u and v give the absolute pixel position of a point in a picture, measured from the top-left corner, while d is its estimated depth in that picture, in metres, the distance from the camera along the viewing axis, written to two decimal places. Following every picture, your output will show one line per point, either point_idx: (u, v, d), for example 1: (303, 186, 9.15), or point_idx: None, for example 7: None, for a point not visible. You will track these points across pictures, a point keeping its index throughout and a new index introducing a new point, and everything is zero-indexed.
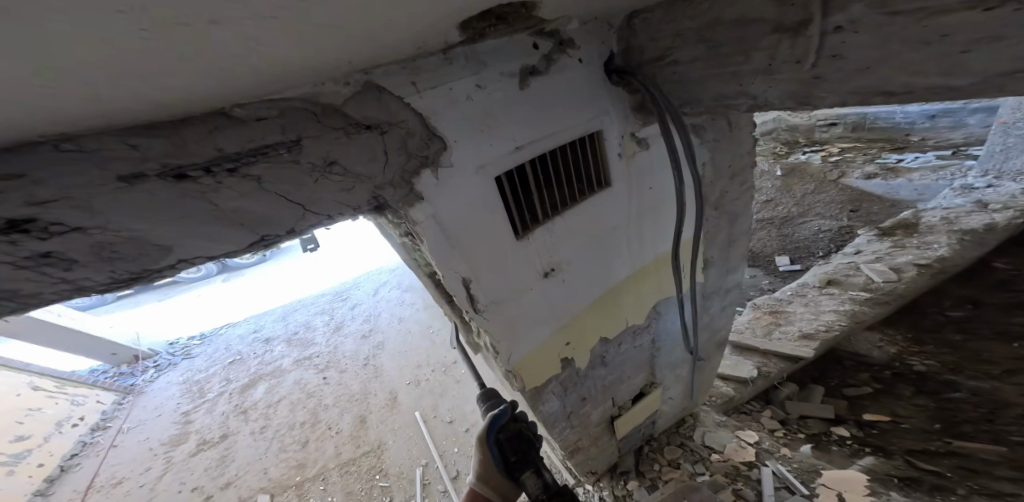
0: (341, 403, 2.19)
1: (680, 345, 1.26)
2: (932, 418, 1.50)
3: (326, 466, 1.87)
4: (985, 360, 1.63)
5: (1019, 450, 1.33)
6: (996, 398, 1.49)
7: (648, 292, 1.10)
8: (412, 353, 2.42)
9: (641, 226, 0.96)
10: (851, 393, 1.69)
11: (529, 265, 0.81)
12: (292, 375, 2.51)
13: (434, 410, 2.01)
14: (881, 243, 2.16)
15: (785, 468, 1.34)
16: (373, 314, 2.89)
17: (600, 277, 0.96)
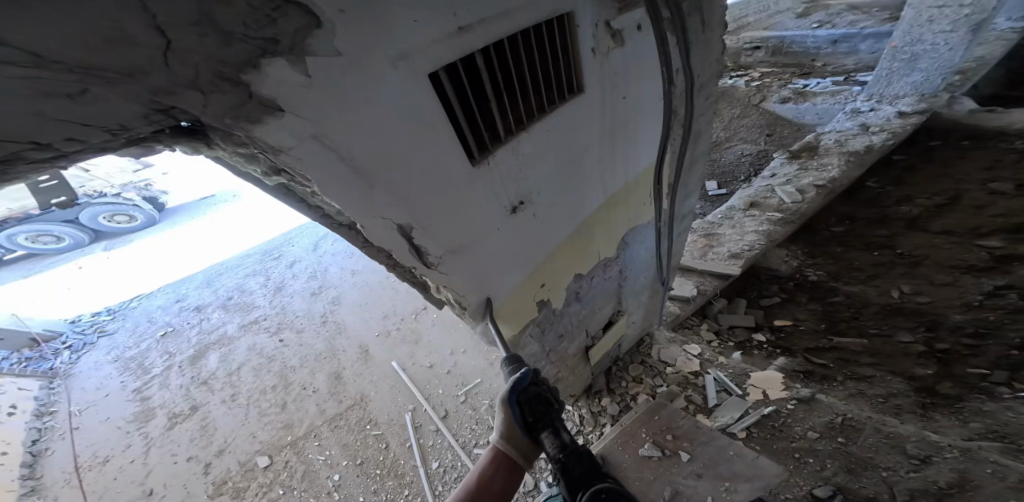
0: (308, 363, 2.24)
1: (645, 271, 1.49)
2: (821, 319, 1.98)
3: (315, 424, 1.94)
4: (855, 268, 2.15)
5: (874, 340, 1.83)
6: (861, 299, 2.00)
7: (612, 230, 1.23)
8: (380, 305, 2.52)
9: (583, 159, 0.98)
10: (766, 302, 2.13)
11: (474, 207, 0.80)
12: (255, 342, 2.44)
13: (412, 358, 2.16)
14: (790, 167, 2.55)
15: (722, 374, 1.77)
16: (317, 270, 2.93)
17: (551, 214, 0.99)
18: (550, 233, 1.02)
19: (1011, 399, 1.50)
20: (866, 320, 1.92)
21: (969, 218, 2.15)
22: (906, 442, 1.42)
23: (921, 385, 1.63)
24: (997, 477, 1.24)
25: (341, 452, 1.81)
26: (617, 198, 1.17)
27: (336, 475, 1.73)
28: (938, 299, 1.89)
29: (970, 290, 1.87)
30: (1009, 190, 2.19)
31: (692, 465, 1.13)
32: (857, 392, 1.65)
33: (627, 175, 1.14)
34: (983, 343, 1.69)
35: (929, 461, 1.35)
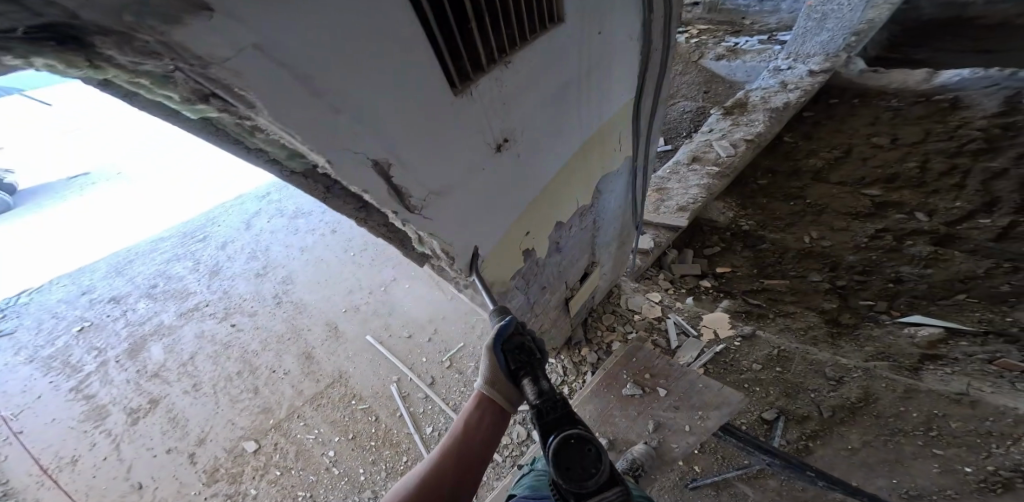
0: (272, 346, 2.19)
1: (614, 220, 1.55)
2: (754, 264, 2.21)
3: (294, 405, 1.94)
4: (777, 217, 2.39)
5: (795, 280, 2.08)
6: (784, 245, 2.25)
7: (588, 175, 1.23)
8: (334, 282, 2.47)
9: (558, 96, 0.92)
10: (709, 252, 2.32)
11: (453, 142, 0.73)
12: (212, 329, 2.32)
13: (386, 331, 2.18)
14: (724, 122, 2.72)
15: (682, 317, 1.93)
16: (257, 248, 2.77)
17: (529, 155, 0.95)
18: (528, 176, 0.98)
19: (891, 323, 1.81)
20: (784, 264, 2.16)
21: (858, 169, 2.48)
22: (824, 366, 1.66)
23: (830, 317, 1.90)
24: (889, 389, 1.53)
25: (331, 428, 1.84)
26: (590, 139, 1.15)
27: (331, 451, 1.77)
28: (839, 241, 2.18)
29: (860, 232, 2.18)
30: (888, 143, 2.55)
31: (670, 399, 1.23)
32: (786, 326, 1.88)
33: (601, 115, 1.12)
34: (870, 277, 2.00)
35: (842, 381, 1.60)
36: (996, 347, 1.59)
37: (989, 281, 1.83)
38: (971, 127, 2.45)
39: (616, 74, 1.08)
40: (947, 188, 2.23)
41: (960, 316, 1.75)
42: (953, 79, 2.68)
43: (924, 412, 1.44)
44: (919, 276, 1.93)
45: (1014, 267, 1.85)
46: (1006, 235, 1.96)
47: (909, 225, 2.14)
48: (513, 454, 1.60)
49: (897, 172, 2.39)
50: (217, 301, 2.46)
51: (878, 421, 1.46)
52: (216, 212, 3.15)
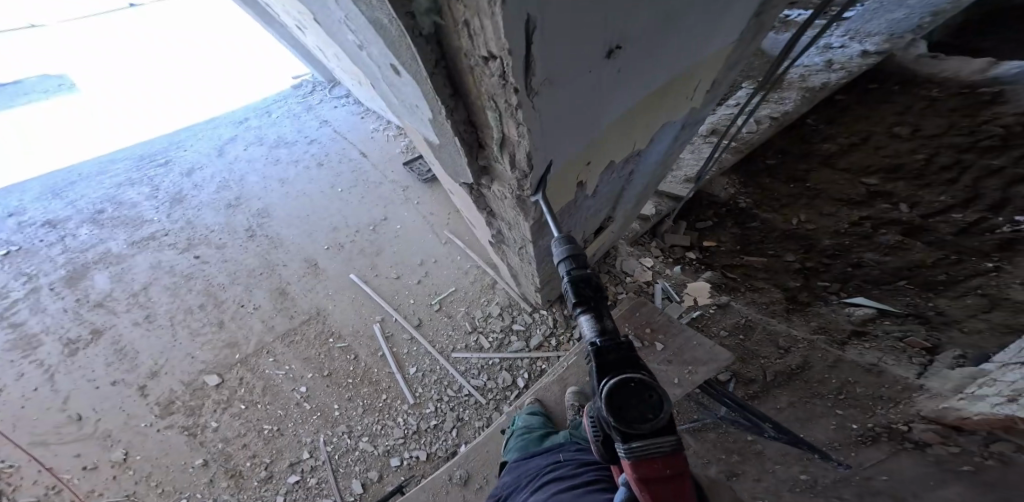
0: (240, 280, 2.26)
1: (650, 165, 1.55)
2: (737, 242, 2.33)
3: (264, 341, 2.00)
4: (773, 199, 2.46)
5: (770, 261, 2.20)
6: (770, 227, 2.34)
7: (656, 115, 1.21)
8: (313, 221, 2.52)
9: (689, 17, 0.85)
10: (700, 226, 2.46)
11: (591, 33, 0.68)
12: (176, 260, 2.41)
13: (372, 270, 2.21)
14: (751, 98, 2.74)
15: (669, 284, 2.08)
16: (229, 180, 2.86)
17: (631, 73, 0.90)
18: (620, 95, 0.94)
19: (838, 302, 1.95)
20: (766, 243, 2.28)
21: (866, 157, 2.36)
22: (778, 336, 1.78)
23: (792, 294, 2.03)
24: (822, 358, 1.64)
25: (304, 366, 1.89)
26: (679, 79, 1.09)
27: (303, 387, 1.82)
28: (822, 226, 2.25)
29: (840, 218, 2.24)
30: (907, 134, 2.29)
31: (665, 353, 1.42)
32: (755, 299, 2.00)
33: (698, 57, 1.06)
34: (835, 262, 2.10)
35: (789, 350, 1.72)
36: (911, 328, 1.75)
37: (929, 270, 1.92)
38: (998, 119, 2.05)
39: (737, 16, 0.99)
40: (939, 183, 2.09)
41: (894, 300, 1.89)
42: (1012, 69, 2.24)
43: (841, 380, 1.54)
44: (877, 264, 2.03)
45: (958, 259, 1.88)
46: (967, 231, 1.92)
47: (889, 216, 2.15)
48: (497, 399, 1.69)
49: (899, 162, 2.25)
50: (179, 232, 2.55)
51: (807, 385, 1.56)
52: (174, 137, 3.27)
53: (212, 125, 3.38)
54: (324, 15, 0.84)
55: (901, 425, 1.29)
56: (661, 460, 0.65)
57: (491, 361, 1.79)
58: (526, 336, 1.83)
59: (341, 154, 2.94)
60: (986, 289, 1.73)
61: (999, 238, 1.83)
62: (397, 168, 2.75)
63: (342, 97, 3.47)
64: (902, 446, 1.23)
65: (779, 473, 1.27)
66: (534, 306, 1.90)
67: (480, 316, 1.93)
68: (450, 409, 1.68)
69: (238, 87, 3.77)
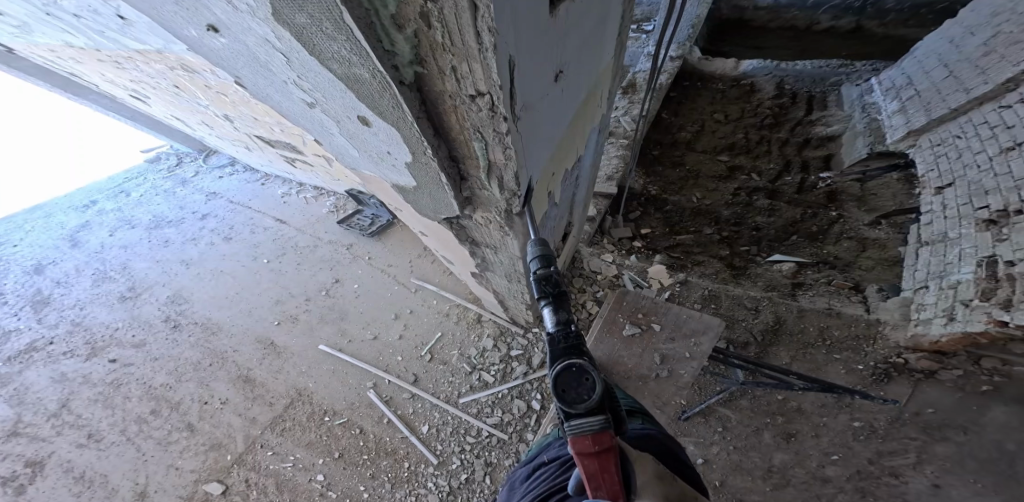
0: (188, 374, 1.98)
1: (586, 173, 1.64)
2: (666, 225, 2.36)
3: (252, 436, 1.73)
4: (670, 184, 2.59)
5: (696, 235, 2.27)
6: (686, 207, 2.43)
7: (586, 126, 1.32)
8: (239, 297, 2.27)
9: (591, 40, 1.00)
10: (633, 217, 2.44)
11: (543, 57, 0.75)
12: (86, 368, 2.08)
13: (343, 336, 2.00)
14: (623, 101, 2.95)
15: (633, 273, 2.09)
16: (107, 270, 2.55)
17: (569, 94, 1.00)
18: (565, 114, 1.03)
19: (764, 262, 2.08)
20: (684, 221, 2.35)
21: (711, 140, 2.80)
22: (743, 298, 1.88)
23: (728, 261, 2.10)
24: (791, 312, 1.78)
25: (310, 452, 1.65)
26: (593, 94, 1.24)
27: (320, 475, 1.58)
28: (716, 200, 2.42)
29: (724, 191, 2.46)
30: (723, 119, 2.91)
31: (665, 332, 1.45)
32: (704, 272, 2.05)
33: (601, 67, 1.20)
34: (743, 227, 2.25)
35: (759, 308, 1.83)
36: (829, 274, 1.94)
37: (803, 224, 2.20)
38: (764, 105, 2.93)
39: (616, 25, 1.16)
40: (762, 154, 2.62)
41: (801, 251, 2.09)
42: (750, 68, 3.20)
43: (817, 326, 1.71)
44: (769, 224, 2.24)
45: (816, 212, 2.24)
46: (803, 188, 2.39)
47: (751, 184, 2.46)
48: (519, 430, 1.58)
49: (730, 140, 2.76)
50: (70, 338, 2.22)
51: (795, 338, 1.70)
52: (18, 235, 2.90)
53: (60, 206, 3.10)
54: (264, 79, 0.72)
55: (897, 358, 1.53)
56: (590, 435, 0.55)
57: (500, 393, 1.68)
58: (526, 359, 1.76)
59: (243, 223, 2.69)
60: (848, 232, 2.10)
61: (824, 191, 2.33)
62: (334, 230, 2.54)
63: (225, 165, 3.24)
64: (915, 376, 1.47)
65: (833, 425, 1.42)
66: (524, 329, 1.86)
67: (476, 353, 1.82)
68: (476, 455, 1.54)
69: (80, 177, 3.40)
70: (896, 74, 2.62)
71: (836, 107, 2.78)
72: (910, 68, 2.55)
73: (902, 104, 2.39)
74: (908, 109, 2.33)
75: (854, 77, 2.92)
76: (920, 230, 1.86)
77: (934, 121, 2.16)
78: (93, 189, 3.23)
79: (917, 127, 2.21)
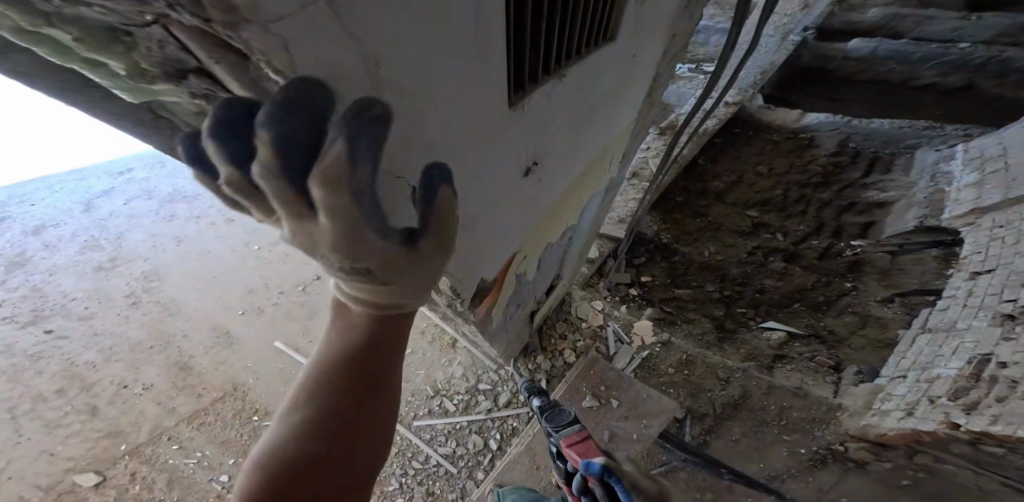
0: (118, 356, 1.99)
1: (581, 236, 1.62)
2: (671, 274, 2.41)
3: (160, 427, 1.75)
4: (686, 235, 2.58)
5: (694, 291, 2.30)
6: (692, 260, 2.44)
7: (576, 200, 1.31)
8: (221, 281, 2.28)
9: (583, 122, 0.99)
10: (637, 262, 2.47)
11: (500, 166, 0.76)
12: (16, 336, 2.10)
13: (303, 336, 2.00)
14: (657, 142, 2.89)
15: (618, 325, 2.06)
16: (100, 238, 2.57)
17: (551, 174, 1.01)
18: (542, 196, 1.04)
19: (755, 326, 2.13)
20: (689, 274, 2.39)
21: (745, 194, 2.73)
22: (718, 368, 1.83)
23: (717, 322, 2.16)
24: (757, 387, 1.75)
25: (220, 451, 1.67)
26: (586, 173, 1.23)
27: (223, 477, 1.60)
28: (728, 256, 2.42)
29: (740, 248, 2.44)
30: (766, 172, 2.83)
31: None
32: (691, 331, 2.11)
33: (596, 148, 1.18)
34: (748, 289, 2.27)
35: (729, 380, 1.78)
36: (815, 348, 2.00)
37: (811, 292, 2.22)
38: (819, 162, 2.82)
39: (618, 105, 1.13)
40: (795, 214, 2.56)
41: (795, 320, 2.13)
42: (813, 122, 3.06)
43: (779, 405, 1.69)
44: (775, 288, 2.26)
45: (831, 283, 2.24)
46: (827, 254, 2.36)
47: (773, 244, 2.44)
48: (470, 467, 1.59)
49: (767, 197, 2.68)
50: (22, 301, 2.25)
51: (751, 415, 1.68)
52: (38, 190, 2.97)
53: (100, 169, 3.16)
54: None
55: (839, 446, 1.54)
56: None
57: (458, 425, 1.70)
58: (494, 395, 1.76)
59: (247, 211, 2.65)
60: (853, 307, 2.12)
61: (847, 261, 2.30)
62: None
63: None
64: (845, 465, 1.50)
65: None
66: (498, 363, 1.85)
67: (443, 379, 1.82)
68: (418, 483, 1.57)
69: (122, 135, 3.46)
70: (990, 141, 2.44)
71: (903, 172, 2.62)
72: (1008, 136, 2.37)
73: (980, 178, 2.24)
74: (983, 185, 2.19)
75: (937, 140, 2.75)
76: (932, 317, 1.84)
77: (1008, 201, 2.02)
78: (137, 154, 3.28)
79: (984, 205, 2.08)
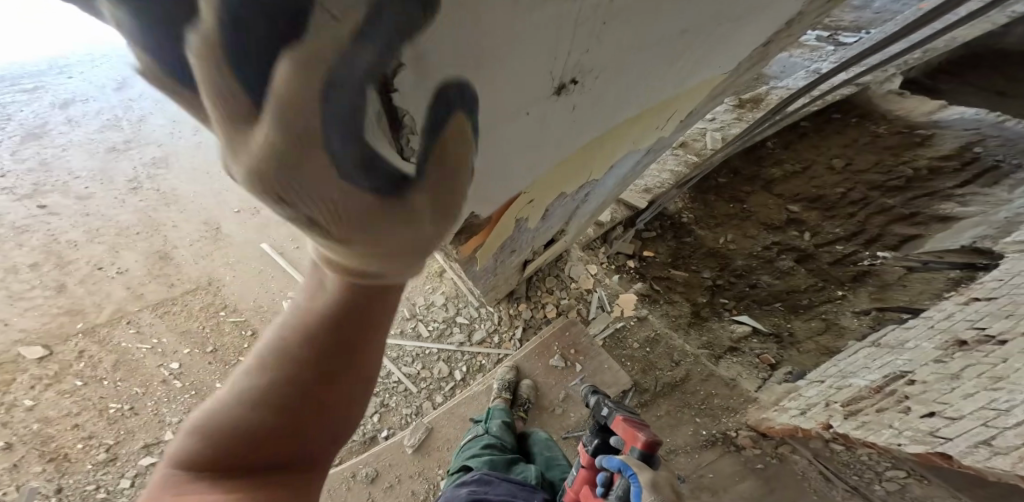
0: (100, 239, 2.09)
1: (605, 191, 1.37)
2: (672, 255, 2.20)
3: (125, 310, 1.91)
4: (711, 218, 2.28)
5: (688, 277, 2.15)
6: (701, 246, 2.21)
7: (616, 150, 1.03)
8: (217, 177, 2.35)
9: (672, 41, 0.64)
10: (645, 235, 2.23)
11: (513, 87, 0.51)
12: (11, 208, 2.17)
13: (291, 243, 2.14)
14: (727, 114, 2.49)
15: (604, 293, 2.06)
16: (121, 118, 2.62)
17: (595, 108, 0.72)
18: (573, 133, 0.77)
19: (727, 318, 2.05)
20: (692, 258, 2.19)
21: (801, 187, 2.22)
22: (675, 350, 1.92)
23: (695, 308, 2.07)
24: (701, 375, 1.85)
25: (178, 341, 1.86)
26: (642, 120, 0.93)
27: (175, 364, 1.81)
28: (741, 248, 2.17)
29: (758, 240, 2.17)
30: (842, 169, 2.20)
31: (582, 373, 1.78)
32: (666, 313, 2.03)
33: (671, 89, 0.85)
34: (741, 282, 2.11)
35: (679, 363, 1.89)
36: (768, 346, 1.95)
37: (798, 295, 2.04)
38: (915, 164, 2.11)
39: (734, 37, 0.75)
40: (843, 217, 2.10)
41: (767, 317, 2.03)
42: (951, 118, 2.25)
43: (706, 392, 1.81)
44: (770, 285, 2.08)
45: (821, 287, 2.03)
46: (841, 262, 2.03)
47: (793, 244, 2.12)
48: (431, 389, 1.78)
49: (822, 194, 2.17)
50: (25, 176, 2.30)
51: (683, 396, 1.80)
52: (71, 61, 2.98)
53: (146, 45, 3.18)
54: None
55: (732, 432, 1.69)
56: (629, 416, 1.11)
57: (427, 350, 1.85)
58: (468, 330, 1.89)
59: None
60: (829, 314, 1.96)
61: (858, 270, 1.99)
62: None
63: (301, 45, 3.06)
64: (727, 448, 1.67)
65: None
66: (479, 302, 1.95)
67: (422, 304, 1.94)
68: (374, 393, 1.75)
69: None
70: None
71: (1005, 190, 1.89)
72: None
73: None
74: None
75: None
76: (896, 332, 1.56)
77: None
78: None
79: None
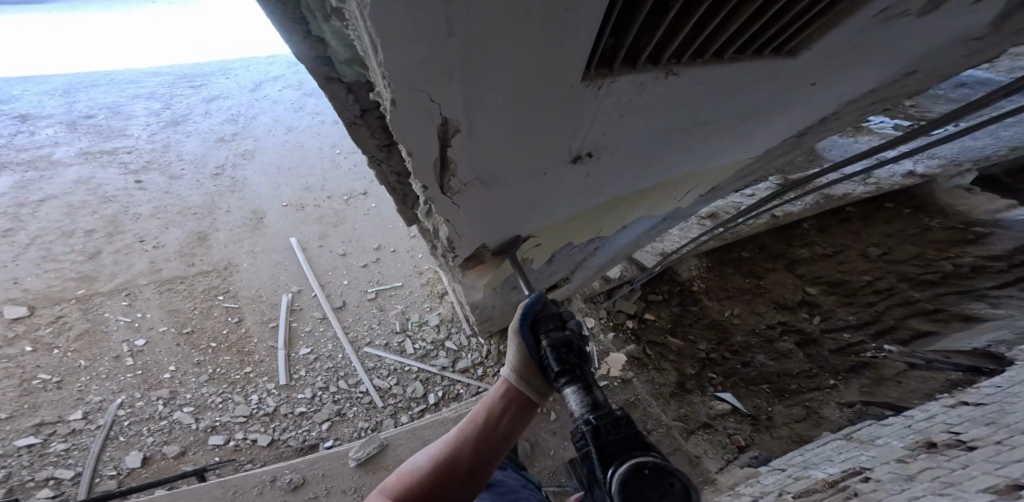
0: (161, 214, 2.47)
1: (608, 254, 1.33)
2: (673, 319, 1.94)
3: (130, 282, 2.13)
4: (728, 291, 2.00)
5: (686, 345, 1.84)
6: (703, 314, 1.95)
7: (630, 215, 1.03)
8: (280, 175, 2.78)
9: (687, 133, 0.70)
10: (650, 298, 2.02)
11: (536, 142, 0.57)
12: (117, 180, 2.65)
13: (317, 240, 2.39)
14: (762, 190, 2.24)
15: (594, 348, 1.77)
16: (238, 116, 3.24)
17: (612, 174, 0.76)
18: (589, 194, 0.81)
19: (709, 393, 1.67)
20: (690, 326, 1.91)
21: (853, 268, 1.96)
22: (649, 419, 1.53)
23: (680, 378, 1.71)
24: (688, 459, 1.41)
25: (160, 317, 2.00)
26: (664, 190, 0.96)
27: (139, 341, 1.91)
28: (745, 323, 1.88)
29: (763, 318, 1.88)
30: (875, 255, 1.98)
31: (552, 423, 1.51)
32: (652, 379, 1.69)
33: (697, 168, 0.89)
34: (733, 359, 1.78)
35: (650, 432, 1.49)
36: (743, 427, 1.54)
37: (792, 379, 1.68)
38: (956, 260, 1.83)
39: (762, 130, 0.82)
40: (860, 303, 1.84)
41: (747, 394, 1.66)
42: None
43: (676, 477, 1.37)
44: (764, 366, 1.74)
45: (813, 373, 1.68)
46: (845, 350, 1.72)
47: (801, 326, 1.83)
48: (398, 406, 1.73)
49: (846, 278, 1.93)
50: (146, 153, 2.85)
51: None
52: (212, 69, 3.71)
53: (268, 62, 3.90)
54: None
55: None
56: None
57: (406, 367, 1.85)
58: (453, 356, 1.86)
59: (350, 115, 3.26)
60: (813, 403, 1.59)
61: (861, 361, 1.66)
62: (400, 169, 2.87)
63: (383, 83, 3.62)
64: None
65: None
66: (473, 332, 1.91)
67: (415, 320, 2.00)
68: (332, 400, 1.75)
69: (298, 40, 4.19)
70: None
71: None
72: None
73: None
74: None
75: None
76: (871, 427, 1.11)
77: None
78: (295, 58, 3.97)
79: None
